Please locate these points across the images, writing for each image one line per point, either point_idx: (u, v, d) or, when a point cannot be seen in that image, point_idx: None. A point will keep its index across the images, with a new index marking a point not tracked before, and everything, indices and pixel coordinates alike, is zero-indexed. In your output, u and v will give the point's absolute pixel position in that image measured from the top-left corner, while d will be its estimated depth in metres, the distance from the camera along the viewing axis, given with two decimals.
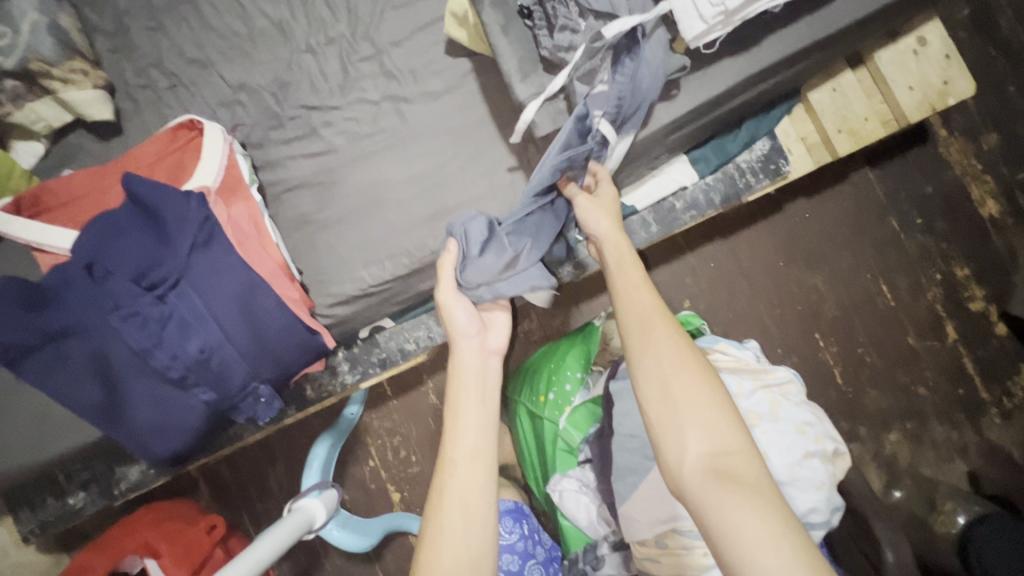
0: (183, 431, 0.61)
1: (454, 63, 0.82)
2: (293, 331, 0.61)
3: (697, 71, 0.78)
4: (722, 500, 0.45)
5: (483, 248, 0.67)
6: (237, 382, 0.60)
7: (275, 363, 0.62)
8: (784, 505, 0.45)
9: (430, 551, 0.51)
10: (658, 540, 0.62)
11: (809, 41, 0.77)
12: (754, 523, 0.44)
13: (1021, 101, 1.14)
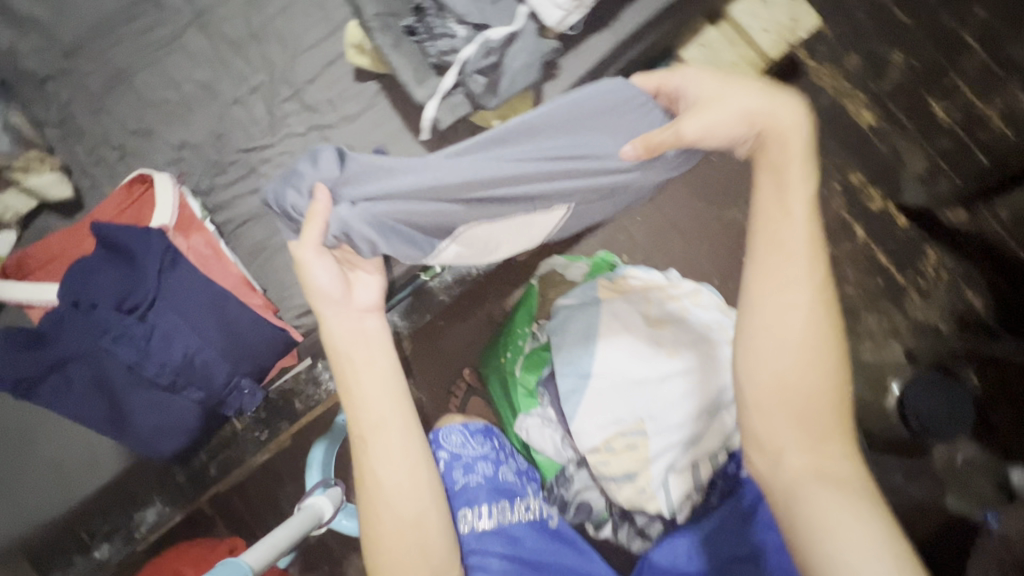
0: (182, 428, 0.74)
1: (365, 87, 0.94)
2: (257, 327, 0.75)
3: (569, 50, 0.91)
4: (817, 510, 0.56)
5: (343, 207, 0.62)
6: (219, 378, 0.74)
7: (247, 357, 0.75)
8: (873, 502, 0.56)
9: (382, 505, 0.63)
10: (607, 443, 0.73)
11: (654, 9, 0.91)
12: (855, 530, 0.54)
13: (871, 22, 1.29)
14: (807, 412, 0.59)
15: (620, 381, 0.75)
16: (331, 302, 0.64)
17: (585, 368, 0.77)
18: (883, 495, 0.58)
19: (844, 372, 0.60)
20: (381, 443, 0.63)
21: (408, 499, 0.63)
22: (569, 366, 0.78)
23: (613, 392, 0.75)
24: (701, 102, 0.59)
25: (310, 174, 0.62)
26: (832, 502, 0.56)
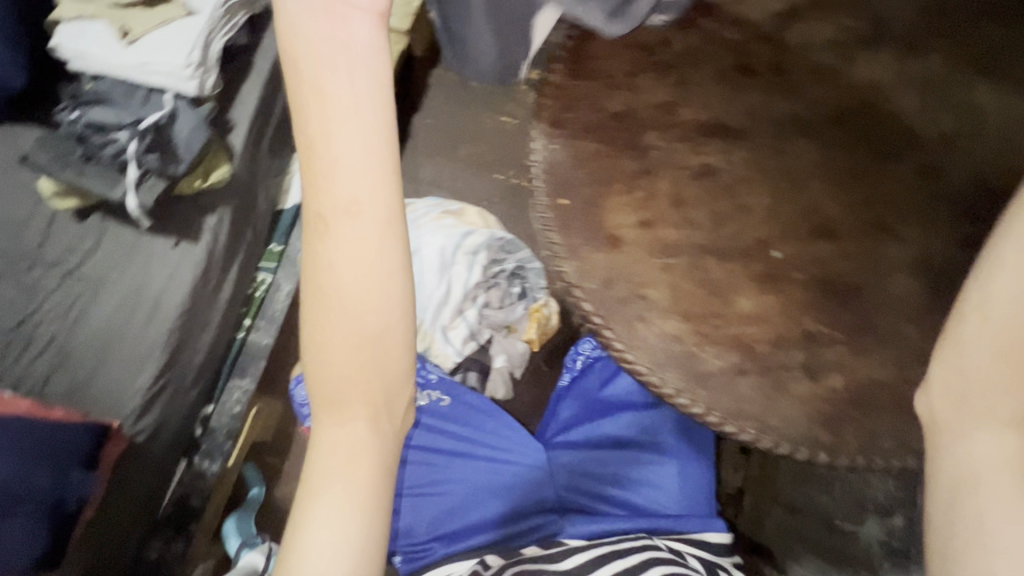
0: (33, 542, 0.80)
1: (88, 222, 1.05)
2: (62, 426, 0.85)
3: (232, 104, 1.13)
4: (973, 445, 0.49)
5: None
6: (47, 482, 0.82)
7: (66, 453, 0.84)
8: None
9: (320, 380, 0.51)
10: None
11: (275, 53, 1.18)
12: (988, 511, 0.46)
13: None
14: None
15: None
16: (320, 60, 0.53)
17: None
18: None
19: None
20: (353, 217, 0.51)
21: (345, 332, 0.50)
22: None
23: None
24: None
25: None
26: (1011, 447, 0.48)
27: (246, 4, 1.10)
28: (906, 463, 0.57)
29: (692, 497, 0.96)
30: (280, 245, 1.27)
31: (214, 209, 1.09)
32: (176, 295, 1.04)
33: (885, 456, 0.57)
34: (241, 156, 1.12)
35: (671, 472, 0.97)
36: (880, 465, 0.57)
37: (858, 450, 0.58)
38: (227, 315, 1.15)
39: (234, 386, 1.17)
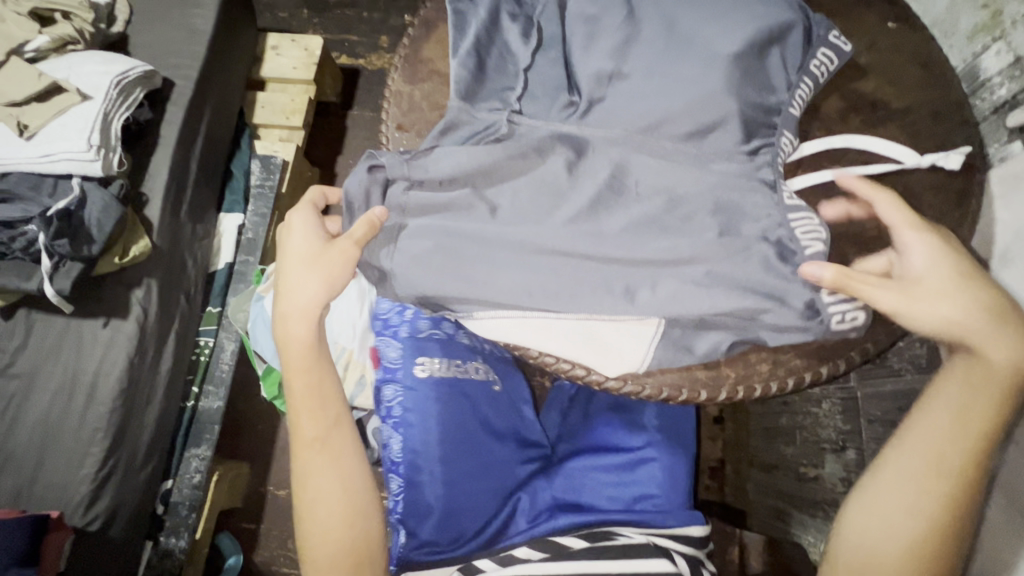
0: None
1: (13, 318, 1.03)
2: None
3: (145, 178, 1.14)
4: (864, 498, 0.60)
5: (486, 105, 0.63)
6: None
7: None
8: (885, 537, 0.58)
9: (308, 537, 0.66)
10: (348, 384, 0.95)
11: (182, 120, 1.19)
12: (870, 531, 0.59)
13: (374, 11, 1.64)
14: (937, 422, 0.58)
15: None
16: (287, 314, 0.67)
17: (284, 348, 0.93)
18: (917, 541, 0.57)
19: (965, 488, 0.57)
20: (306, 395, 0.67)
21: (331, 476, 0.67)
22: (275, 356, 0.93)
23: None
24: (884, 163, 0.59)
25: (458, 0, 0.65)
26: (890, 481, 0.59)
27: (143, 80, 1.13)
28: (786, 385, 0.61)
29: (680, 489, 0.80)
30: (217, 306, 1.26)
31: (141, 282, 1.09)
32: (112, 374, 1.02)
33: (761, 381, 0.61)
34: (161, 226, 1.12)
35: (662, 461, 0.81)
36: (759, 389, 0.61)
37: (736, 380, 0.61)
38: (171, 385, 1.14)
39: (192, 455, 1.15)
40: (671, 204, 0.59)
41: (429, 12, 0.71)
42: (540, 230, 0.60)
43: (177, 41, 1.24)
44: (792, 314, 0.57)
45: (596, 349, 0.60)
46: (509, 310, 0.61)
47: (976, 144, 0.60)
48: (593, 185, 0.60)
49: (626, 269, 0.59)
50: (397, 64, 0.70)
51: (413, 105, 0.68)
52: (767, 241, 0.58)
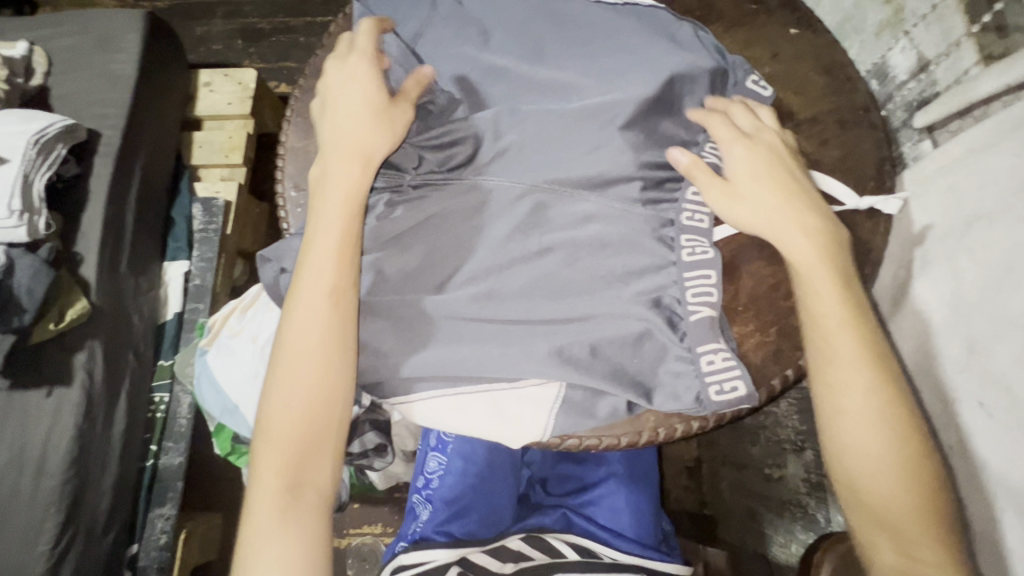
0: None
1: None
2: None
3: (78, 235, 1.07)
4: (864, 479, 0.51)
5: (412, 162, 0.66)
6: None
7: None
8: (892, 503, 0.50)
9: None
10: None
11: (111, 168, 1.11)
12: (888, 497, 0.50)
13: (310, 36, 1.60)
14: (873, 469, 0.50)
15: (242, 387, 0.88)
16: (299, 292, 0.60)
17: (224, 402, 0.91)
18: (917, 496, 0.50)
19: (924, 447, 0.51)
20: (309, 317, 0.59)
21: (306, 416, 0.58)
22: (218, 408, 0.92)
23: (246, 405, 0.88)
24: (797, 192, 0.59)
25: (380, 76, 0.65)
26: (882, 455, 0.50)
27: (66, 134, 1.04)
28: (706, 422, 0.60)
29: (645, 525, 0.79)
30: (170, 359, 1.24)
31: (83, 345, 1.02)
32: (60, 447, 0.97)
33: (679, 420, 0.60)
34: (100, 284, 1.06)
35: (633, 506, 0.80)
36: (679, 430, 0.60)
37: (656, 422, 0.60)
38: (127, 449, 1.10)
39: (156, 516, 1.13)
40: (574, 253, 0.60)
41: (320, 61, 0.72)
42: (445, 302, 0.61)
43: (99, 88, 1.16)
44: (693, 357, 0.56)
45: (502, 421, 0.59)
46: (424, 390, 0.60)
47: (886, 148, 0.59)
48: (490, 246, 0.61)
49: (534, 333, 0.59)
50: (290, 118, 0.71)
51: (309, 161, 0.69)
52: (645, 301, 0.58)
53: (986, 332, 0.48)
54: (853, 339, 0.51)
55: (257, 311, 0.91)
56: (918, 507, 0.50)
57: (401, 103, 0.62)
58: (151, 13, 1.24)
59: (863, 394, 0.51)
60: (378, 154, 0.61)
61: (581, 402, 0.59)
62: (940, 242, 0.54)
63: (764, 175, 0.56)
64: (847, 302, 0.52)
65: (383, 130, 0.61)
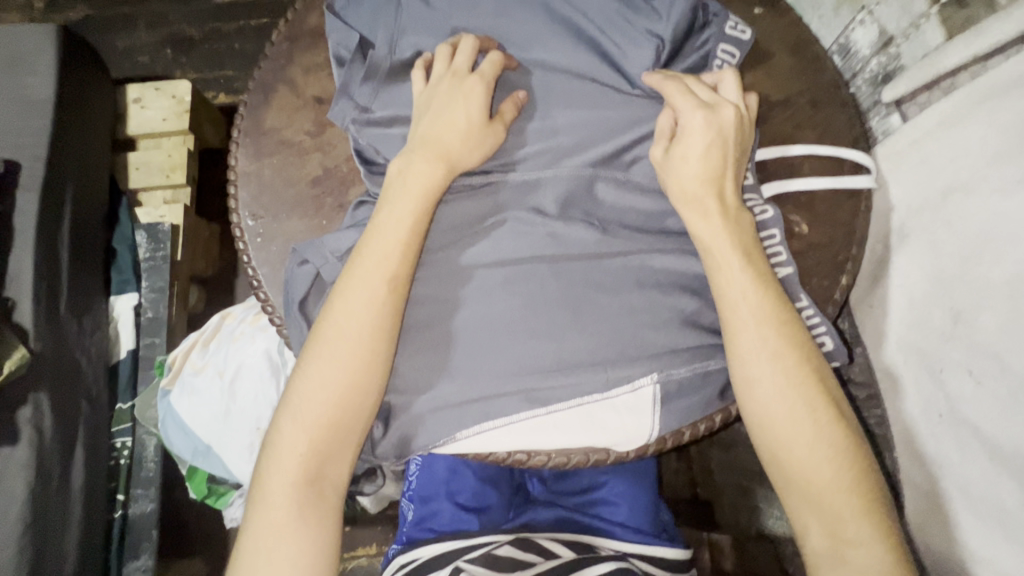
0: None
1: None
2: None
3: (7, 280, 0.97)
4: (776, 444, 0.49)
5: None
6: None
7: None
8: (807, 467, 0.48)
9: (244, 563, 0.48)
10: None
11: (38, 203, 1.01)
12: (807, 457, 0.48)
13: (246, 41, 1.50)
14: (816, 499, 0.47)
15: (217, 424, 0.83)
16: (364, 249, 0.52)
17: (197, 444, 0.85)
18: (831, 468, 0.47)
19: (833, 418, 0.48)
20: (335, 352, 0.50)
21: (322, 460, 0.49)
22: (190, 451, 0.85)
23: (224, 445, 0.83)
24: (805, 182, 0.57)
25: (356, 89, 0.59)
26: (790, 412, 0.48)
27: None
28: (713, 422, 0.56)
29: (645, 513, 0.75)
30: (128, 402, 1.15)
31: (27, 399, 0.93)
32: (12, 512, 0.88)
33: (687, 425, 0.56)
34: (38, 330, 0.97)
35: (630, 498, 0.76)
36: (688, 433, 0.55)
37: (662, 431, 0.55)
38: (90, 503, 1.02)
39: (132, 570, 1.05)
40: (563, 241, 0.54)
41: (264, 75, 0.66)
42: (470, 330, 0.53)
43: (11, 115, 1.05)
44: (714, 350, 0.53)
45: (602, 432, 0.52)
46: (462, 430, 0.52)
47: (858, 127, 0.59)
48: (518, 262, 0.54)
49: (597, 331, 0.52)
50: (237, 139, 0.65)
51: (264, 184, 0.63)
52: (651, 291, 0.53)
53: (968, 301, 0.49)
54: (771, 365, 0.49)
55: (220, 344, 0.87)
56: (872, 538, 0.46)
57: (496, 123, 0.55)
58: (64, 27, 1.12)
59: (775, 401, 0.48)
60: (457, 154, 0.54)
61: (618, 415, 0.52)
62: (916, 216, 0.55)
63: (728, 248, 0.51)
64: (771, 319, 0.49)
65: (473, 148, 0.55)
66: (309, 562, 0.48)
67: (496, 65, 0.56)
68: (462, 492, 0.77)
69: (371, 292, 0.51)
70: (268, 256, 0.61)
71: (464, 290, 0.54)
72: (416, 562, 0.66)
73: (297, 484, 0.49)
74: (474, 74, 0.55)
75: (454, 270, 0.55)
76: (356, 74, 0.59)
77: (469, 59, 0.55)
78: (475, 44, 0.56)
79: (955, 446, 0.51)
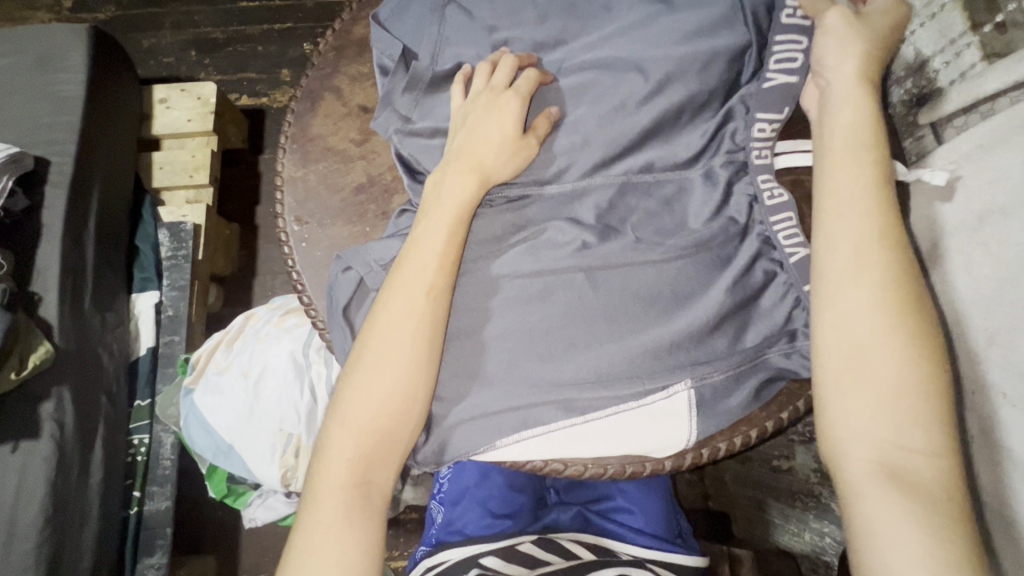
0: None
1: None
2: None
3: (33, 275, 0.98)
4: (856, 398, 0.47)
5: None
6: None
7: None
8: (885, 420, 0.46)
9: (297, 553, 0.48)
10: (294, 481, 0.83)
11: (65, 199, 1.02)
12: (877, 411, 0.46)
13: (271, 45, 1.52)
14: (892, 399, 0.46)
15: (244, 423, 0.83)
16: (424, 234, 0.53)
17: (222, 442, 0.85)
18: (906, 425, 0.46)
19: (920, 378, 0.46)
20: (386, 348, 0.51)
21: (369, 465, 0.50)
22: (215, 448, 0.85)
23: (249, 444, 0.83)
24: None
25: (398, 98, 0.60)
26: (875, 367, 0.47)
27: (10, 165, 0.95)
28: (749, 436, 0.56)
29: (666, 520, 0.75)
30: (146, 399, 1.15)
31: (50, 393, 0.94)
32: (33, 505, 0.88)
33: (721, 438, 0.56)
34: (63, 325, 0.98)
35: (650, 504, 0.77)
36: (724, 448, 0.56)
37: (698, 443, 0.56)
38: (108, 500, 1.02)
39: (145, 567, 1.05)
40: (602, 253, 0.55)
41: (310, 84, 0.67)
42: (507, 338, 0.54)
43: (42, 112, 1.07)
44: (753, 363, 0.53)
45: (638, 440, 0.52)
46: (503, 439, 0.52)
47: (895, 147, 0.60)
48: (556, 272, 0.55)
49: (632, 341, 0.53)
50: (283, 146, 0.66)
51: (310, 192, 0.64)
52: (691, 302, 0.54)
53: (1003, 324, 0.49)
54: (868, 270, 0.48)
55: (246, 343, 0.88)
56: (939, 450, 0.45)
57: (530, 136, 0.56)
58: (96, 27, 1.14)
59: (889, 324, 0.47)
60: (490, 165, 0.55)
61: (655, 426, 0.52)
62: (951, 236, 0.55)
63: (846, 144, 0.51)
64: (884, 214, 0.49)
65: (508, 161, 0.55)
66: (361, 563, 0.48)
67: (533, 80, 0.57)
68: (485, 494, 0.77)
69: (427, 288, 0.52)
70: (312, 261, 0.62)
71: (507, 302, 0.55)
72: (440, 563, 0.66)
73: (346, 487, 0.49)
74: (509, 90, 0.56)
75: (494, 279, 0.56)
76: (398, 86, 0.61)
77: (506, 77, 0.57)
78: (514, 63, 0.57)
79: (986, 466, 0.52)
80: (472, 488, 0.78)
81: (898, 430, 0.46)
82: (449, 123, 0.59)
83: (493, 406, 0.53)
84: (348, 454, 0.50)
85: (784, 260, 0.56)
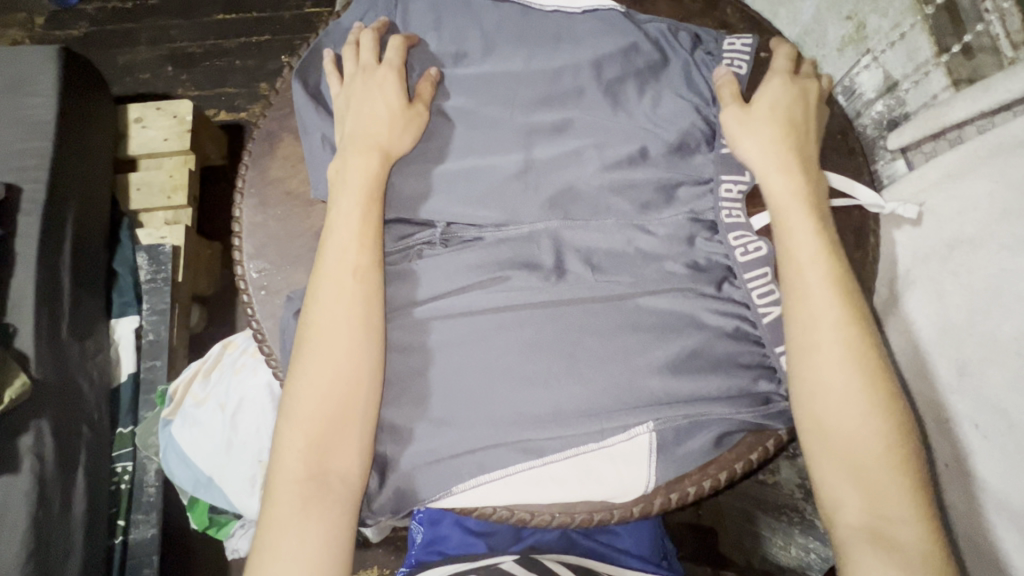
0: None
1: None
2: None
3: (8, 306, 0.96)
4: (834, 454, 0.48)
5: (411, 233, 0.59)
6: None
7: None
8: (866, 476, 0.46)
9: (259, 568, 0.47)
10: None
11: (38, 228, 1.01)
12: (856, 467, 0.47)
13: (248, 59, 1.50)
14: (870, 453, 0.47)
15: (220, 456, 0.83)
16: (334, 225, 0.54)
17: (199, 476, 0.84)
18: (885, 476, 0.46)
19: (890, 427, 0.47)
20: (320, 345, 0.51)
21: (321, 455, 0.49)
22: (190, 483, 0.85)
23: (226, 479, 0.82)
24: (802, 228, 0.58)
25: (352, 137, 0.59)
26: (851, 415, 0.47)
27: None
28: (719, 479, 0.56)
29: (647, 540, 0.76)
30: (129, 426, 1.14)
31: (28, 426, 0.93)
32: (10, 544, 0.87)
33: (691, 481, 0.55)
34: (40, 357, 0.96)
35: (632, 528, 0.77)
36: (693, 493, 0.55)
37: (667, 487, 0.55)
38: (91, 531, 1.01)
39: None
40: (561, 297, 0.54)
41: (270, 123, 0.66)
42: (463, 381, 0.53)
43: (10, 138, 1.04)
44: (718, 404, 0.52)
45: (598, 486, 0.52)
46: (460, 483, 0.52)
47: (864, 174, 0.60)
48: (513, 310, 0.54)
49: (591, 379, 0.52)
50: (242, 190, 0.65)
51: (270, 237, 0.63)
52: (656, 339, 0.53)
53: (974, 356, 0.48)
54: (836, 311, 0.49)
55: (223, 374, 0.87)
56: (914, 512, 0.45)
57: (416, 105, 0.57)
58: (65, 47, 1.12)
59: (856, 365, 0.48)
60: (384, 136, 0.56)
61: (617, 472, 0.51)
62: (922, 265, 0.55)
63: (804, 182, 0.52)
64: (833, 279, 0.50)
65: (402, 133, 0.56)
66: (321, 561, 0.47)
67: (399, 48, 0.58)
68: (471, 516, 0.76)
69: (344, 290, 0.52)
70: (273, 310, 0.61)
71: (464, 344, 0.54)
72: None
73: (301, 479, 0.49)
74: (383, 65, 0.58)
75: (449, 320, 0.55)
76: None
77: (372, 53, 0.59)
78: (374, 36, 0.60)
79: (960, 500, 0.51)
80: (453, 509, 0.77)
81: (879, 483, 0.46)
82: (409, 162, 0.58)
83: (445, 449, 0.52)
84: (302, 447, 0.50)
85: (749, 303, 0.55)
